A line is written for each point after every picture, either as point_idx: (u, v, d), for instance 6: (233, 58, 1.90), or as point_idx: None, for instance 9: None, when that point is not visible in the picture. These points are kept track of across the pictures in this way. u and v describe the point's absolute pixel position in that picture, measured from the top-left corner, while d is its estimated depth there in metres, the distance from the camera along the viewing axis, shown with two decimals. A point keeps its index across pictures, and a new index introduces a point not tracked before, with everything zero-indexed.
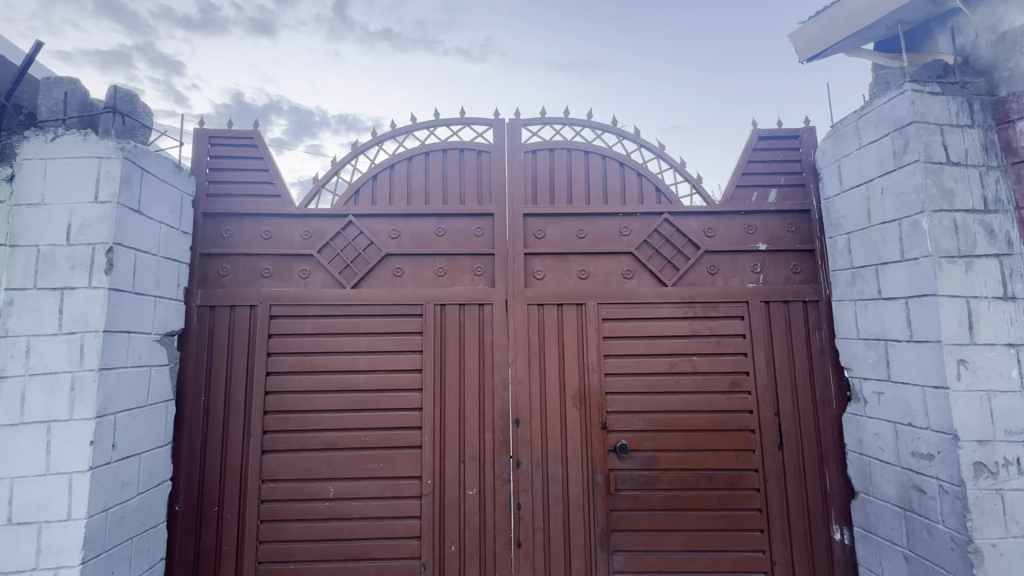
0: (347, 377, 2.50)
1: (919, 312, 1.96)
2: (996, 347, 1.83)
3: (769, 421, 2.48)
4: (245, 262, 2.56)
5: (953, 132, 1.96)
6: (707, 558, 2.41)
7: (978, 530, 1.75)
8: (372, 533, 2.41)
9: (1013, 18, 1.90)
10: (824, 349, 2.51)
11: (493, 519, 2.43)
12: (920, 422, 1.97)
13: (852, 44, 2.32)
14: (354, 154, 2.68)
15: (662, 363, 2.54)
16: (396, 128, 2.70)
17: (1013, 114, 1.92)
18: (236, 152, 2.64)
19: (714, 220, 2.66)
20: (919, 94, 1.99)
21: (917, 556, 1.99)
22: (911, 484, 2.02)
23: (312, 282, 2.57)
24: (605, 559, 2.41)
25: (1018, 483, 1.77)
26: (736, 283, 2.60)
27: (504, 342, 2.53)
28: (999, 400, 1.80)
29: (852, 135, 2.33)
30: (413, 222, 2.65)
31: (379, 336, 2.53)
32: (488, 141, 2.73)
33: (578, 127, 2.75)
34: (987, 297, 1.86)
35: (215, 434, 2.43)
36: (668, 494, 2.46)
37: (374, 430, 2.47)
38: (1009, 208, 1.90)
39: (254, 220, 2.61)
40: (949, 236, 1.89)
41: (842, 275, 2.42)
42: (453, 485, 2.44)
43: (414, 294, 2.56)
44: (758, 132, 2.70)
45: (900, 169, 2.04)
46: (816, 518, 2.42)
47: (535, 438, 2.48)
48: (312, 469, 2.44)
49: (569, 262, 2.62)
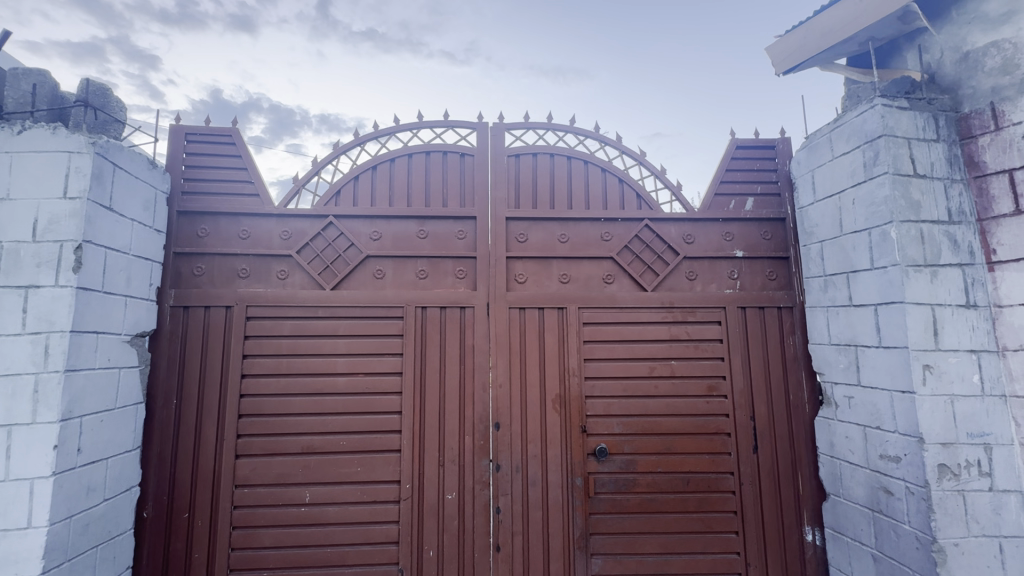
0: (325, 381, 2.46)
1: (887, 318, 2.03)
2: (959, 353, 1.90)
3: (744, 424, 2.53)
4: (222, 261, 2.51)
5: (920, 146, 2.04)
6: (684, 560, 2.44)
7: (941, 530, 1.82)
8: (348, 538, 2.37)
9: (974, 39, 2.01)
10: (798, 354, 2.57)
11: (473, 523, 2.42)
12: (888, 425, 2.03)
13: (826, 59, 2.40)
14: (335, 154, 2.66)
15: (642, 367, 2.56)
16: (379, 129, 2.69)
17: (976, 130, 2.00)
18: (214, 150, 2.59)
19: (694, 227, 2.71)
20: (889, 108, 2.06)
21: (885, 556, 2.04)
22: (879, 485, 2.08)
23: (291, 283, 2.53)
24: (584, 561, 2.42)
25: (980, 484, 1.83)
26: (713, 289, 2.65)
27: (485, 345, 2.53)
28: (961, 404, 1.87)
29: (825, 146, 2.40)
30: (395, 223, 2.63)
31: (359, 338, 2.50)
32: (471, 145, 2.74)
33: (560, 133, 2.78)
34: (951, 304, 1.93)
35: (187, 439, 2.37)
36: (646, 497, 2.49)
37: (352, 433, 2.44)
38: (971, 219, 1.98)
39: (231, 219, 2.55)
40: (916, 246, 1.96)
41: (815, 282, 2.48)
42: (432, 489, 2.43)
43: (395, 295, 2.54)
44: (736, 141, 2.76)
45: (870, 180, 2.11)
46: (789, 519, 2.47)
47: (515, 442, 2.48)
48: (287, 474, 2.39)
49: (551, 266, 2.64)
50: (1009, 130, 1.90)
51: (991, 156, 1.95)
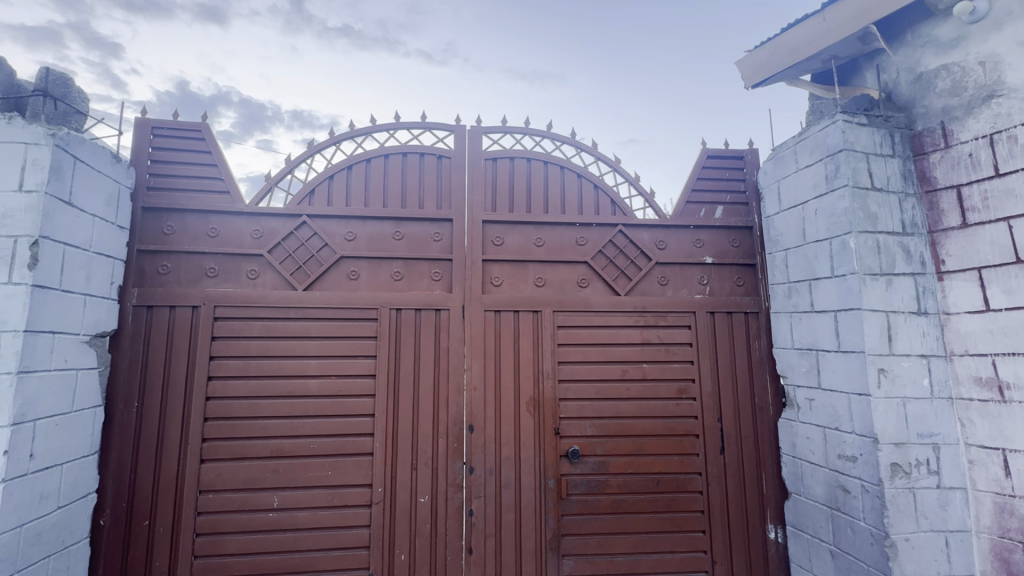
0: (296, 383, 2.42)
1: (846, 324, 2.12)
2: (911, 357, 2.01)
3: (712, 426, 2.60)
4: (189, 260, 2.44)
5: (878, 161, 2.14)
6: (653, 559, 2.49)
7: (893, 526, 1.91)
8: (318, 543, 2.34)
9: (927, 61, 2.12)
10: (763, 358, 2.67)
11: (445, 526, 2.41)
12: (846, 426, 2.12)
13: (791, 75, 2.51)
14: (310, 152, 2.62)
15: (615, 370, 2.61)
16: (355, 128, 2.66)
17: (928, 147, 2.12)
18: (182, 145, 2.52)
19: (666, 233, 2.78)
20: (849, 124, 2.16)
21: (842, 551, 2.14)
22: (837, 484, 2.17)
23: (261, 284, 2.48)
24: (555, 561, 2.45)
25: (929, 482, 1.94)
26: (684, 294, 2.72)
27: (460, 347, 2.53)
28: (912, 406, 1.98)
29: (790, 159, 2.49)
30: (371, 224, 2.61)
31: (331, 340, 2.47)
32: (449, 147, 2.74)
33: (537, 137, 2.80)
34: (904, 311, 2.04)
35: (149, 443, 2.29)
36: (617, 498, 2.53)
37: (323, 437, 2.40)
38: (922, 231, 2.10)
39: (199, 216, 2.49)
40: (872, 255, 2.07)
41: (780, 289, 2.58)
42: (404, 492, 2.41)
43: (369, 297, 2.51)
44: (707, 151, 2.84)
45: (832, 192, 2.20)
46: (753, 517, 2.55)
47: (489, 445, 2.49)
48: (255, 478, 2.34)
49: (526, 269, 2.66)
50: (957, 148, 2.02)
51: (941, 171, 2.07)
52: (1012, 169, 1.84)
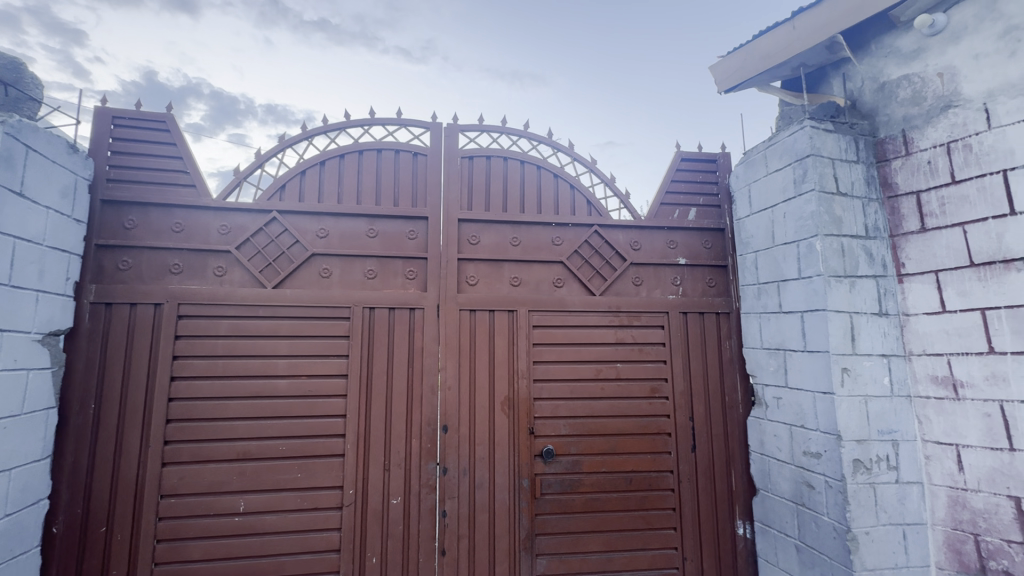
0: (264, 383, 2.35)
1: (812, 325, 2.18)
2: (873, 357, 2.08)
3: (684, 425, 2.64)
4: (151, 256, 2.34)
5: (843, 166, 2.21)
6: (626, 557, 2.51)
7: (855, 520, 1.97)
8: (286, 547, 2.28)
9: (890, 71, 2.20)
10: (733, 358, 2.72)
11: (418, 528, 2.38)
12: (811, 424, 2.18)
13: (762, 81, 2.57)
14: (281, 146, 2.55)
15: (589, 370, 2.63)
16: (328, 123, 2.60)
17: (890, 154, 2.20)
18: (146, 136, 2.42)
19: (640, 234, 2.81)
20: (817, 130, 2.22)
21: (806, 545, 2.19)
22: (802, 480, 2.23)
23: (229, 281, 2.40)
24: (529, 561, 2.45)
25: (888, 477, 2.01)
26: (658, 294, 2.75)
27: (434, 347, 2.50)
28: (873, 404, 2.05)
29: (761, 163, 2.55)
30: (344, 221, 2.56)
31: (302, 339, 2.41)
32: (424, 144, 2.71)
33: (514, 137, 2.80)
34: (866, 312, 2.11)
35: (107, 446, 2.19)
36: (591, 497, 2.54)
37: (292, 438, 2.34)
38: (884, 235, 2.18)
39: (163, 210, 2.39)
40: (837, 258, 2.13)
41: (750, 290, 2.64)
42: (376, 494, 2.37)
43: (342, 295, 2.46)
44: (682, 153, 2.88)
45: (800, 196, 2.26)
46: (723, 514, 2.60)
47: (463, 445, 2.47)
48: (221, 481, 2.26)
49: (502, 268, 2.65)
50: (917, 155, 2.10)
51: (902, 177, 2.15)
52: (967, 176, 1.92)
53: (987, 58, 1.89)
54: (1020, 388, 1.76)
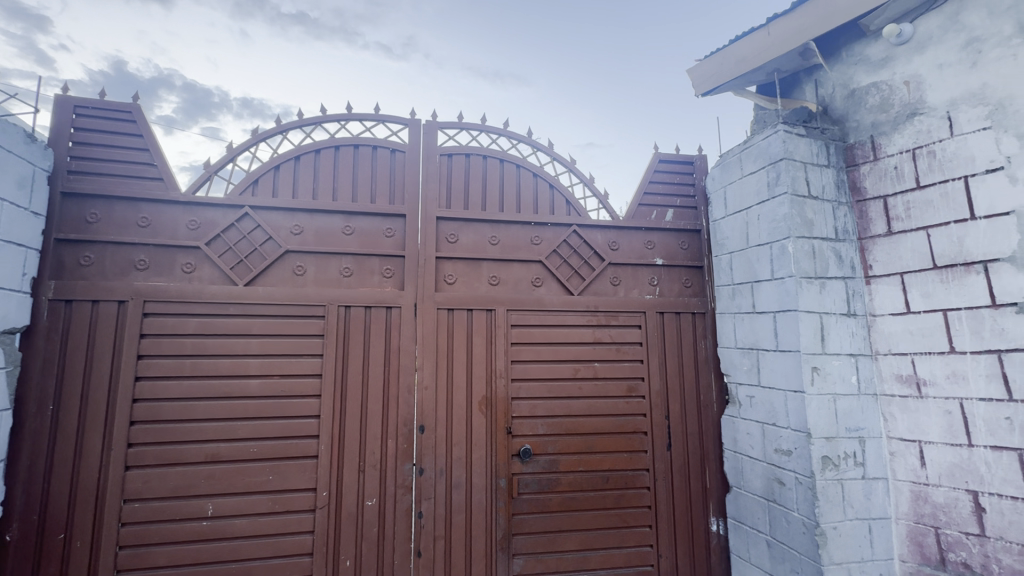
0: (235, 384, 2.28)
1: (784, 325, 2.23)
2: (841, 356, 2.14)
3: (660, 423, 2.67)
4: (115, 251, 2.25)
5: (815, 170, 2.26)
6: (602, 555, 2.53)
7: (823, 515, 2.02)
8: (256, 551, 2.22)
9: (860, 78, 2.26)
10: (708, 357, 2.76)
11: (394, 529, 2.35)
12: (783, 422, 2.22)
13: (738, 86, 2.61)
14: (254, 140, 2.48)
15: (567, 369, 2.63)
16: (304, 118, 2.55)
17: (859, 159, 2.26)
18: (110, 127, 2.33)
19: (619, 234, 2.82)
20: (790, 134, 2.27)
21: (777, 541, 2.24)
22: (774, 477, 2.27)
23: (198, 278, 2.32)
24: (505, 561, 2.44)
25: (855, 473, 2.07)
26: (635, 294, 2.77)
27: (411, 346, 2.47)
28: (842, 402, 2.10)
29: (736, 165, 2.60)
30: (319, 218, 2.50)
31: (274, 338, 2.35)
32: (403, 141, 2.67)
33: (494, 135, 2.78)
34: (836, 312, 2.16)
35: (65, 449, 2.10)
36: (568, 496, 2.55)
37: (263, 440, 2.29)
38: (853, 238, 2.24)
39: (128, 204, 2.30)
40: (808, 260, 2.18)
41: (724, 290, 2.68)
42: (350, 496, 2.32)
43: (317, 293, 2.41)
44: (660, 155, 2.91)
45: (773, 198, 2.30)
46: (697, 511, 2.64)
47: (439, 445, 2.44)
48: (188, 485, 2.19)
49: (481, 267, 2.64)
50: (884, 160, 2.16)
51: (870, 182, 2.21)
52: (931, 182, 1.98)
53: (950, 68, 1.96)
54: (978, 387, 1.83)
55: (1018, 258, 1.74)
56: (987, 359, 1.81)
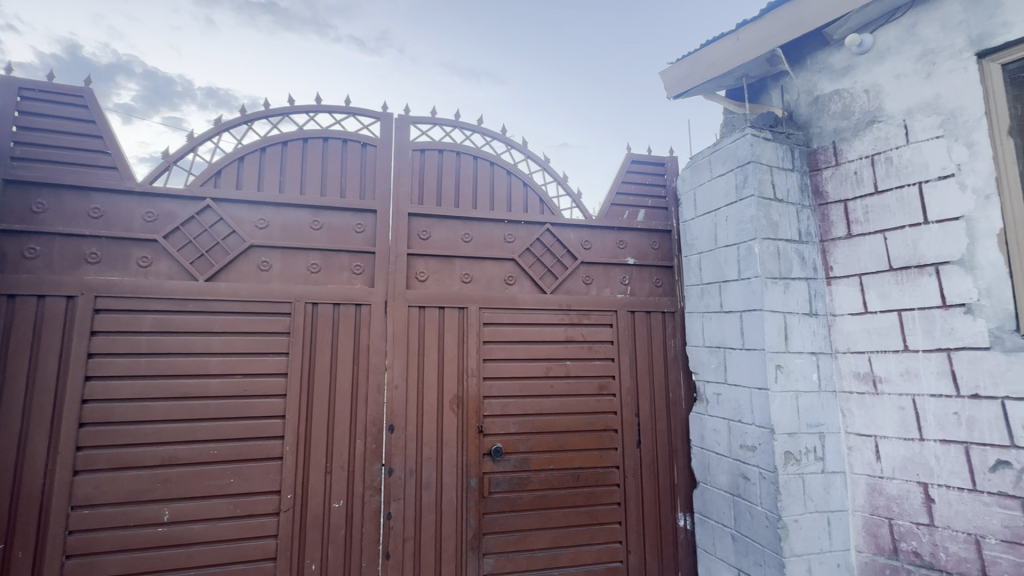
0: (194, 383, 2.19)
1: (749, 324, 2.28)
2: (803, 354, 2.21)
3: (630, 421, 2.70)
4: (64, 243, 2.13)
5: (780, 174, 2.32)
6: (572, 552, 2.54)
7: (785, 509, 2.07)
8: (216, 558, 2.14)
9: (824, 85, 2.34)
10: (677, 356, 2.81)
11: (361, 531, 2.30)
12: (747, 418, 2.28)
13: (708, 89, 2.66)
14: (217, 130, 2.38)
15: (539, 368, 2.63)
16: (270, 108, 2.46)
17: (821, 164, 2.34)
18: (60, 111, 2.19)
19: (591, 234, 2.84)
20: (757, 138, 2.32)
21: (741, 535, 2.30)
22: (739, 472, 2.33)
23: (155, 272, 2.21)
24: (475, 561, 2.42)
25: (815, 467, 2.13)
26: (607, 293, 2.79)
27: (381, 344, 2.42)
28: (803, 399, 2.17)
29: (706, 168, 2.64)
30: (285, 212, 2.42)
31: (237, 336, 2.26)
32: (374, 135, 2.61)
33: (467, 131, 2.76)
34: (798, 312, 2.23)
35: (5, 453, 1.96)
36: (539, 494, 2.55)
37: (224, 441, 2.20)
38: (815, 240, 2.32)
39: (79, 194, 2.18)
40: (773, 260, 2.24)
41: (694, 290, 2.73)
42: (316, 497, 2.26)
43: (282, 290, 2.34)
44: (632, 155, 2.95)
45: (740, 200, 2.36)
46: (665, 507, 2.69)
47: (409, 445, 2.41)
48: (143, 490, 2.09)
49: (453, 265, 2.61)
50: (845, 166, 2.24)
51: (832, 187, 2.29)
52: (888, 187, 2.07)
53: (907, 78, 2.04)
54: (929, 383, 1.91)
55: (966, 261, 1.83)
56: (937, 357, 1.89)
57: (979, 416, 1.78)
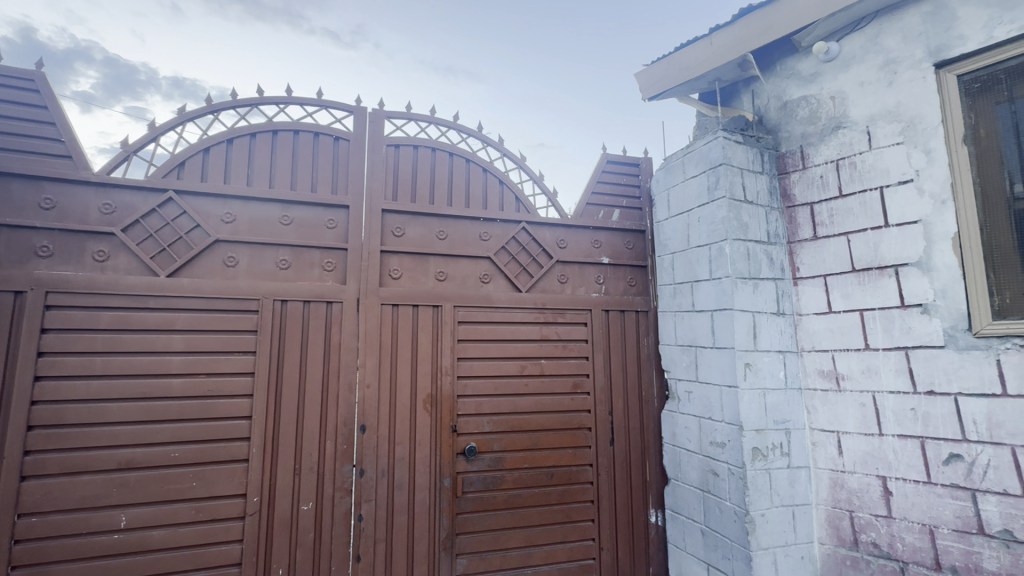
0: (154, 383, 2.10)
1: (720, 323, 2.32)
2: (771, 352, 2.26)
3: (604, 419, 2.72)
4: (12, 235, 2.00)
5: (750, 177, 2.37)
6: (545, 551, 2.55)
7: (752, 504, 2.12)
8: (177, 564, 2.05)
9: (792, 91, 2.40)
10: (650, 354, 2.85)
11: (331, 534, 2.25)
12: (717, 415, 2.32)
13: (682, 92, 2.71)
14: (180, 120, 2.29)
15: (514, 366, 2.62)
16: (238, 98, 2.38)
17: (790, 167, 2.40)
18: (8, 96, 2.07)
19: (567, 233, 2.85)
20: (728, 141, 2.36)
21: (710, 530, 2.35)
22: (708, 468, 2.37)
23: (112, 267, 2.11)
24: (448, 562, 2.40)
25: (781, 462, 2.19)
26: (582, 292, 2.81)
27: (353, 343, 2.37)
28: (771, 396, 2.22)
29: (679, 169, 2.68)
30: (253, 206, 2.35)
31: (201, 334, 2.18)
32: (347, 129, 2.55)
33: (443, 128, 2.72)
34: (766, 311, 2.29)
35: None
36: (512, 494, 2.55)
37: (187, 444, 2.12)
38: (783, 242, 2.38)
39: (29, 183, 2.05)
40: (743, 261, 2.28)
41: (666, 290, 2.78)
42: (284, 500, 2.20)
43: (249, 287, 2.26)
44: (608, 155, 2.97)
45: (712, 202, 2.40)
46: (637, 504, 2.72)
47: (381, 446, 2.36)
48: (98, 495, 1.99)
49: (427, 262, 2.57)
50: (812, 170, 2.30)
51: (799, 190, 2.35)
52: (852, 191, 2.14)
53: (870, 86, 2.11)
54: (889, 380, 1.99)
55: (923, 263, 1.91)
56: (896, 355, 1.96)
57: (934, 412, 1.85)
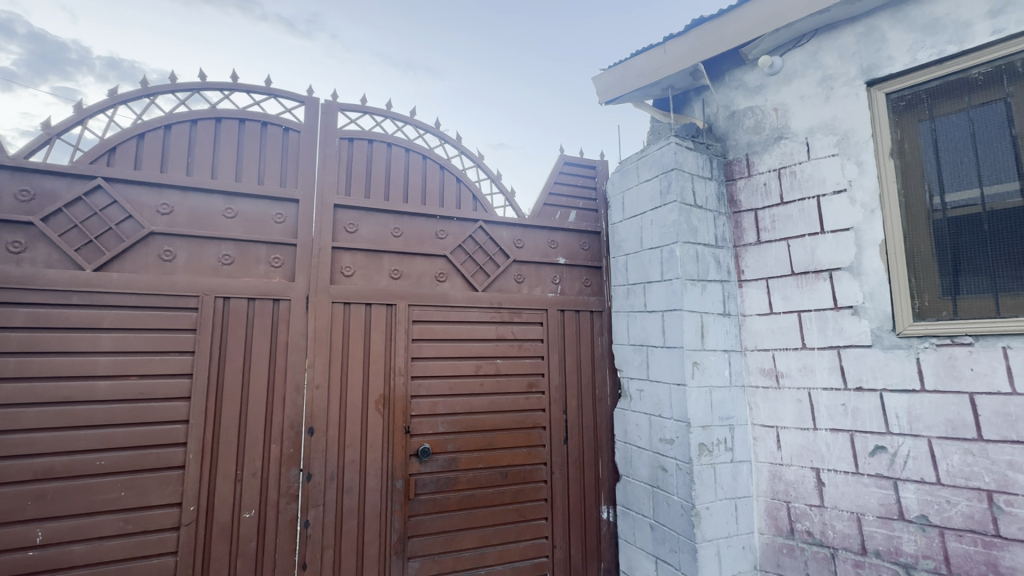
0: (78, 386, 1.94)
1: (670, 323, 2.39)
2: (717, 352, 2.36)
3: (558, 418, 2.75)
4: None
5: (700, 182, 2.46)
6: (499, 550, 2.55)
7: (699, 497, 2.19)
8: None
9: (739, 102, 2.52)
10: (603, 354, 2.91)
11: (276, 542, 2.15)
12: (667, 413, 2.39)
13: (637, 98, 2.78)
14: (112, 102, 2.12)
15: (469, 366, 2.61)
16: (178, 82, 2.23)
17: (737, 174, 2.51)
18: None
19: (523, 232, 2.86)
20: (680, 147, 2.44)
21: (659, 523, 2.42)
22: (658, 464, 2.44)
23: (29, 260, 1.93)
24: (400, 565, 2.35)
25: (725, 457, 2.29)
26: (538, 291, 2.82)
27: (301, 342, 2.28)
28: (717, 393, 2.31)
29: (634, 173, 2.75)
30: (193, 197, 2.21)
31: (132, 333, 2.03)
32: (297, 120, 2.46)
33: (399, 123, 2.67)
34: (713, 312, 2.38)
35: None
36: (466, 494, 2.53)
37: (115, 451, 1.96)
38: (729, 245, 2.49)
39: None
40: (692, 263, 2.36)
41: (620, 290, 2.84)
42: (224, 507, 2.09)
43: (188, 283, 2.13)
44: (565, 157, 3.00)
45: (664, 206, 2.47)
46: (590, 501, 2.76)
47: (330, 448, 2.28)
48: (9, 510, 1.81)
49: (381, 260, 2.51)
50: (757, 177, 2.41)
51: (745, 196, 2.46)
52: (792, 199, 2.26)
53: (810, 100, 2.23)
54: (822, 377, 2.11)
55: (854, 268, 2.03)
56: (829, 354, 2.09)
57: (862, 406, 1.98)
